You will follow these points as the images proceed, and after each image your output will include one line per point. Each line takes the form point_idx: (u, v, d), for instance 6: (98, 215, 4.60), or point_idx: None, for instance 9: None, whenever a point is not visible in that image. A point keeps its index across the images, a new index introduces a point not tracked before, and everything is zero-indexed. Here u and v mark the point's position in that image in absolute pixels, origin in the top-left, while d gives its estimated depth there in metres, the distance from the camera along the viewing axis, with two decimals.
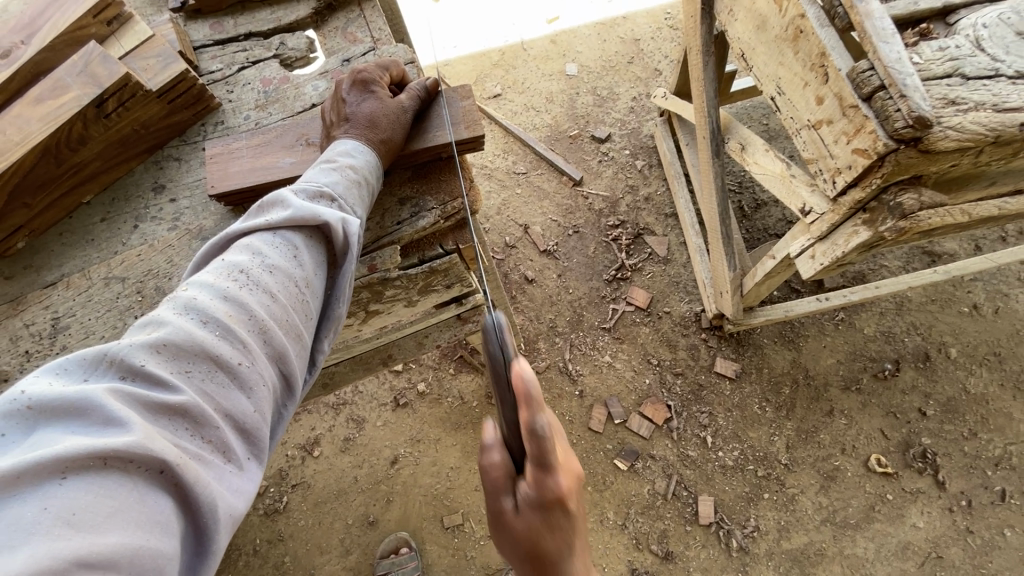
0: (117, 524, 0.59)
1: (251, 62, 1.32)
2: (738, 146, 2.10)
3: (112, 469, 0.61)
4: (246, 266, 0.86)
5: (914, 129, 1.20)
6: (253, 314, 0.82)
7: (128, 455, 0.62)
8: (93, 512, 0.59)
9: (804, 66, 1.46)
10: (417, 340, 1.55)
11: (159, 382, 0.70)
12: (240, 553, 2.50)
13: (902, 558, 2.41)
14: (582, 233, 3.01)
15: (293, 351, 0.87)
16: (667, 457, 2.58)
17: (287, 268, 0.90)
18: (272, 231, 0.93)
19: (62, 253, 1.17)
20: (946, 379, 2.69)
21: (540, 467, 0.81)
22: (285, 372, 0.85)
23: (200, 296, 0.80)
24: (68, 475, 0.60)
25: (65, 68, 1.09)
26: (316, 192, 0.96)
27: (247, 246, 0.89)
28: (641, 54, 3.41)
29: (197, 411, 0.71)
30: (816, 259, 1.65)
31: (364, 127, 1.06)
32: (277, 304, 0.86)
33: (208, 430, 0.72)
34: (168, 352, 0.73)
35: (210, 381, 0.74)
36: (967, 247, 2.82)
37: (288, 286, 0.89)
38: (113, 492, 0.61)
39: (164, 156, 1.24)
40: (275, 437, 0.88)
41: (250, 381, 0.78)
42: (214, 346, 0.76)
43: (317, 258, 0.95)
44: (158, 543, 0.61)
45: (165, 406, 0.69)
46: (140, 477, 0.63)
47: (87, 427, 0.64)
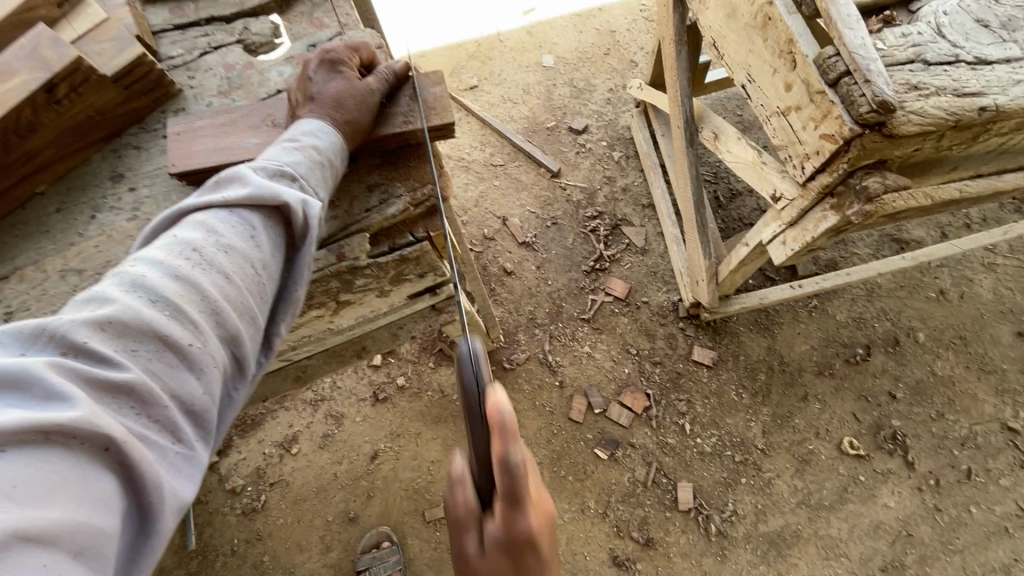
0: (59, 499, 0.60)
1: (212, 48, 1.28)
2: (711, 135, 2.12)
3: (53, 444, 0.61)
4: (199, 244, 0.84)
5: (878, 113, 1.23)
6: (204, 294, 0.81)
7: (71, 431, 0.62)
8: (33, 485, 0.59)
9: (773, 53, 1.47)
10: (391, 331, 1.53)
11: (103, 360, 0.69)
12: (217, 553, 2.45)
13: (874, 536, 2.48)
14: (560, 224, 3.02)
15: (246, 333, 0.86)
16: (646, 445, 2.61)
17: (243, 248, 0.88)
18: (229, 209, 0.91)
19: (14, 246, 1.12)
20: (915, 362, 2.77)
21: (511, 504, 0.76)
22: (238, 354, 0.84)
23: (148, 272, 0.78)
24: (6, 448, 0.59)
25: (12, 52, 1.03)
26: (275, 171, 0.94)
27: (201, 224, 0.87)
28: (617, 46, 3.42)
29: (145, 390, 0.71)
30: (787, 245, 1.67)
31: (330, 107, 1.04)
32: (231, 284, 0.84)
33: (155, 409, 0.72)
34: (113, 329, 0.72)
35: (157, 360, 0.73)
36: (933, 234, 2.90)
37: (243, 266, 0.87)
38: (54, 467, 0.61)
39: (122, 144, 1.20)
40: (224, 420, 0.86)
41: (201, 362, 0.78)
42: (164, 326, 0.75)
43: (276, 239, 0.93)
44: (100, 520, 0.62)
45: (109, 384, 0.68)
46: (82, 454, 0.63)
47: (26, 399, 0.63)
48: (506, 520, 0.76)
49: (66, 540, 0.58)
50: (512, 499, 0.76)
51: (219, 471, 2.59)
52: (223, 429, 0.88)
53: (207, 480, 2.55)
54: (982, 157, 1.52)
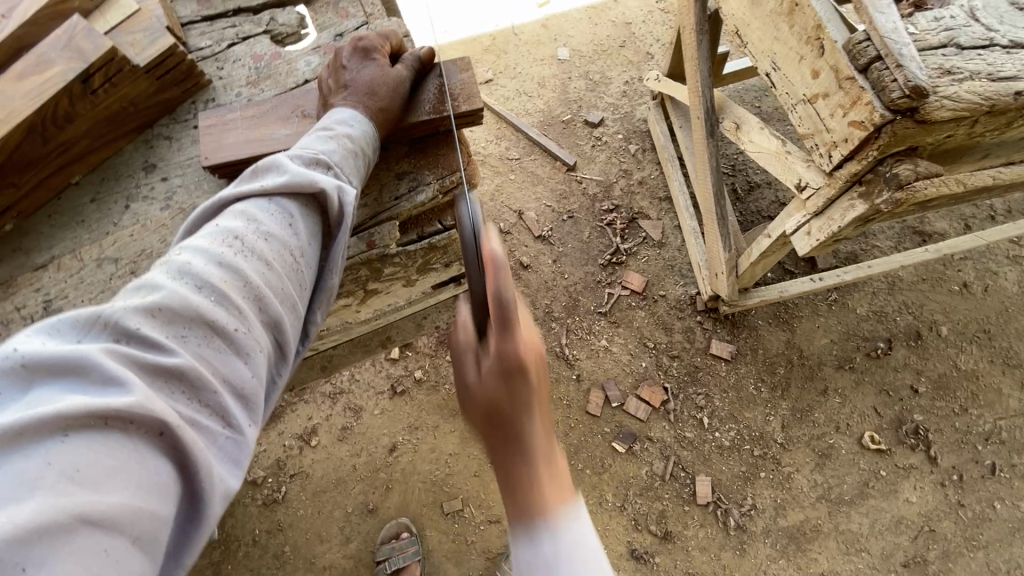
0: (120, 483, 0.62)
1: (240, 39, 1.29)
2: (733, 125, 2.09)
3: (112, 429, 0.63)
4: (240, 232, 0.86)
5: (911, 99, 1.21)
6: (248, 281, 0.82)
7: (128, 416, 0.64)
8: (95, 470, 0.61)
9: (800, 41, 1.45)
10: (415, 321, 1.54)
11: (155, 345, 0.71)
12: (239, 544, 2.49)
13: (896, 532, 2.45)
14: (577, 218, 3.01)
15: (288, 320, 0.87)
16: (664, 438, 2.60)
17: (281, 235, 0.89)
18: (267, 197, 0.92)
19: (51, 235, 1.14)
20: (937, 356, 2.73)
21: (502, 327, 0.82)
22: (280, 340, 0.86)
23: (192, 261, 0.80)
24: (69, 433, 0.61)
25: (49, 43, 1.05)
26: (312, 159, 0.95)
27: (241, 212, 0.88)
28: (633, 38, 3.40)
29: (194, 375, 0.72)
30: (812, 235, 1.66)
31: (363, 95, 1.05)
32: (272, 271, 0.86)
33: (204, 394, 0.73)
34: (162, 316, 0.73)
35: (205, 347, 0.75)
36: (956, 226, 2.86)
37: (283, 253, 0.88)
38: (114, 451, 0.63)
39: (155, 134, 1.21)
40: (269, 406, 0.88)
41: (247, 348, 0.79)
42: (209, 312, 0.76)
43: (312, 228, 0.94)
44: (156, 506, 0.64)
45: (161, 370, 0.70)
46: (139, 438, 0.65)
47: (86, 385, 0.65)
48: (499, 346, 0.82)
49: (127, 525, 0.60)
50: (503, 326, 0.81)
51: None
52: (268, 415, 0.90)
53: None
54: (1015, 143, 1.49)
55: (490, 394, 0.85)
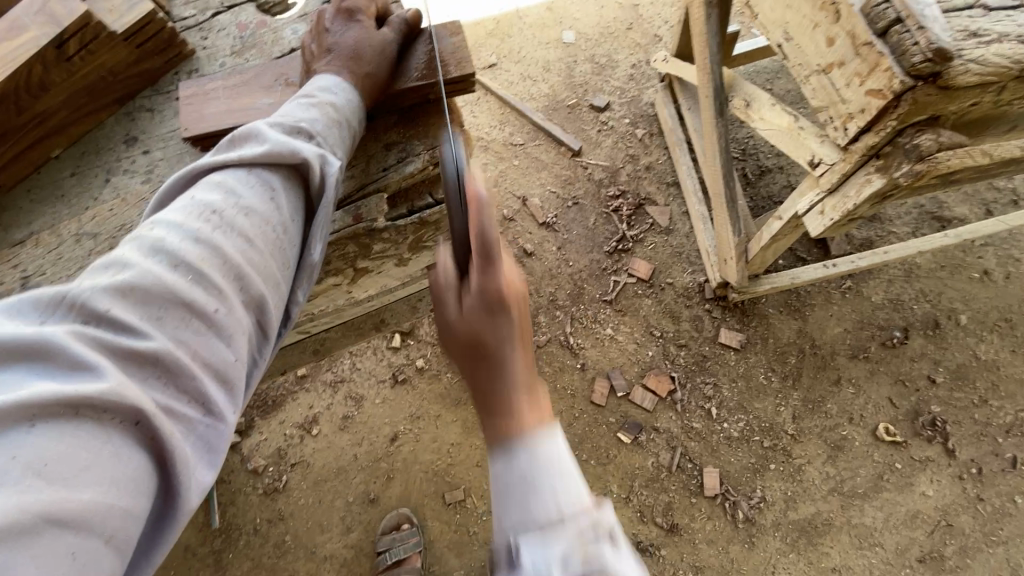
0: (91, 479, 0.58)
1: (225, 7, 1.24)
2: (743, 103, 2.01)
3: (83, 419, 0.60)
4: (219, 206, 0.81)
5: (933, 63, 1.13)
6: (228, 260, 0.77)
7: (101, 405, 0.60)
8: (65, 464, 0.57)
9: (813, 7, 1.37)
10: (410, 304, 1.49)
11: (126, 328, 0.66)
12: (240, 532, 2.47)
13: (911, 526, 2.38)
14: (582, 204, 2.94)
15: (272, 300, 0.83)
16: (671, 429, 2.54)
17: (263, 211, 0.84)
18: (247, 168, 0.86)
19: (31, 211, 1.11)
20: (956, 346, 2.63)
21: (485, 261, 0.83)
22: (262, 321, 0.82)
23: (167, 237, 0.75)
24: (38, 422, 0.57)
25: (22, 8, 1.01)
26: (292, 128, 0.90)
27: (219, 184, 0.83)
28: (641, 20, 3.30)
29: (170, 358, 0.68)
30: (825, 215, 1.58)
31: (346, 59, 0.99)
32: (254, 249, 0.81)
33: (182, 379, 0.69)
34: (134, 296, 0.69)
35: (184, 329, 0.70)
36: (977, 211, 2.75)
37: (266, 230, 0.83)
38: (85, 444, 0.59)
39: (137, 107, 1.17)
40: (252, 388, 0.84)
41: (228, 329, 0.75)
42: (186, 291, 0.72)
43: (295, 203, 0.90)
44: (129, 504, 0.61)
45: (135, 353, 0.65)
46: (112, 428, 0.61)
47: (52, 371, 0.61)
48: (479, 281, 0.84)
49: (97, 525, 0.57)
50: (484, 259, 0.83)
51: (241, 450, 2.60)
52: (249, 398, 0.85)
53: (229, 459, 2.57)
54: None
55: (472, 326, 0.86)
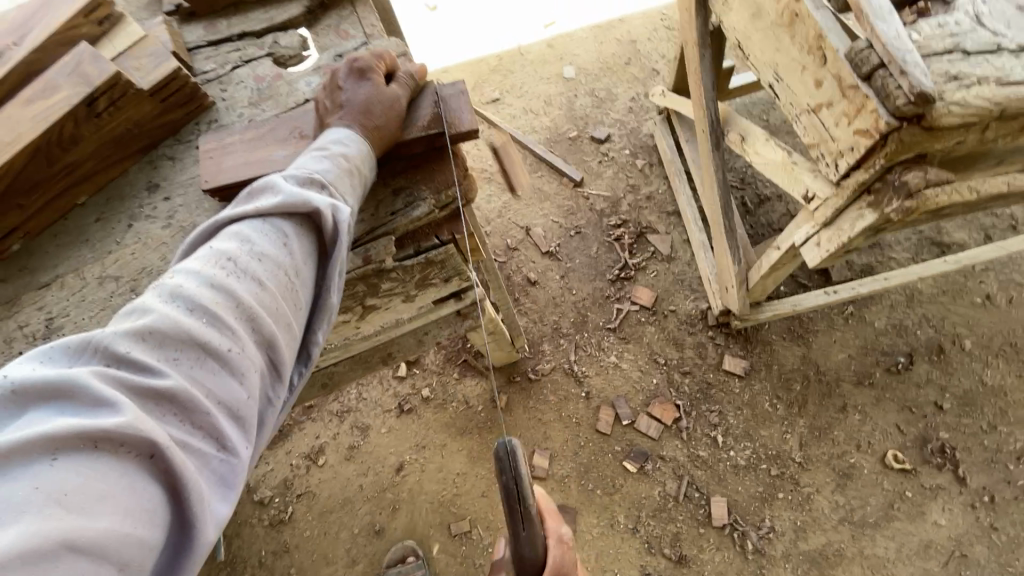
0: (106, 510, 0.62)
1: (244, 61, 1.32)
2: (738, 137, 2.08)
3: (101, 453, 0.64)
4: (234, 254, 0.86)
5: (916, 105, 1.18)
6: (241, 301, 0.82)
7: (118, 439, 0.65)
8: (84, 494, 0.62)
9: (802, 50, 1.44)
10: (416, 337, 1.53)
11: (144, 368, 0.72)
12: (245, 565, 2.47)
13: (925, 557, 2.34)
14: (584, 233, 2.99)
15: (283, 340, 0.87)
16: (677, 457, 2.53)
17: (276, 256, 0.89)
18: (262, 217, 0.92)
19: (56, 255, 1.16)
20: (962, 371, 2.63)
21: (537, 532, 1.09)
22: (274, 359, 0.86)
23: (186, 283, 0.81)
24: (59, 456, 0.62)
25: (56, 68, 1.09)
26: (306, 179, 0.95)
27: (236, 234, 0.89)
28: (638, 55, 3.41)
29: (183, 397, 0.72)
30: (821, 246, 1.62)
31: (359, 115, 1.06)
32: (267, 292, 0.86)
33: (195, 416, 0.73)
34: (153, 339, 0.74)
35: (197, 369, 0.75)
36: (976, 237, 2.78)
37: (278, 273, 0.88)
38: (102, 476, 0.63)
39: (158, 156, 1.23)
40: (267, 428, 0.87)
41: (240, 368, 0.79)
42: (200, 333, 0.77)
43: (308, 247, 0.94)
44: (144, 532, 0.64)
45: (150, 392, 0.70)
46: (128, 462, 0.65)
47: (74, 409, 0.66)
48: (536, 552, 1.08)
49: (112, 553, 0.61)
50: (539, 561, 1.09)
51: (247, 482, 2.61)
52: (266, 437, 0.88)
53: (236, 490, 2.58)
54: None
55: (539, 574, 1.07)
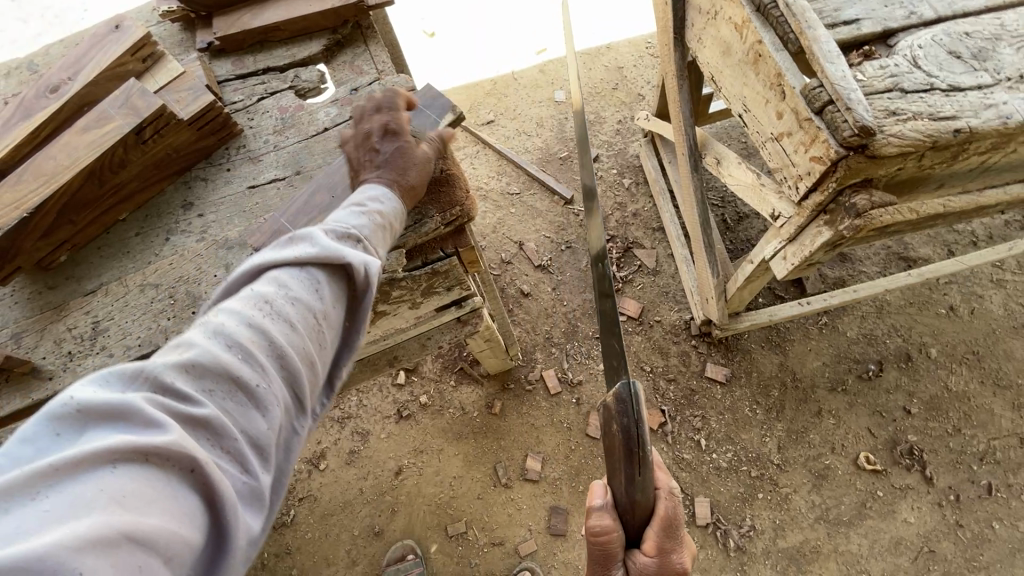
0: (157, 511, 0.68)
1: (268, 93, 1.48)
2: (715, 160, 2.26)
3: (152, 464, 0.70)
4: (271, 297, 0.96)
5: (860, 137, 1.36)
6: (274, 341, 0.92)
7: (168, 453, 0.72)
8: (138, 498, 0.67)
9: (765, 86, 1.62)
10: (420, 342, 1.67)
11: (186, 396, 0.79)
12: (248, 567, 2.56)
13: (896, 553, 2.48)
14: (575, 248, 3.16)
15: (304, 378, 0.97)
16: (662, 460, 2.68)
17: (308, 300, 1.00)
18: (298, 265, 1.03)
19: (100, 265, 1.30)
20: (928, 377, 2.80)
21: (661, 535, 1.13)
22: (296, 394, 0.95)
23: (228, 321, 0.90)
24: (117, 465, 0.68)
25: (108, 101, 1.24)
26: (343, 233, 1.08)
27: (274, 279, 1.00)
28: (625, 81, 3.63)
29: (218, 423, 0.80)
30: (787, 260, 1.79)
31: (395, 173, 1.20)
32: (295, 333, 0.96)
33: (226, 441, 0.81)
34: (195, 371, 0.82)
35: (231, 399, 0.84)
36: (939, 252, 2.98)
37: (307, 317, 0.99)
38: (154, 484, 0.69)
39: (192, 176, 1.38)
40: (282, 459, 0.94)
41: (267, 400, 0.88)
42: (238, 366, 0.86)
43: (334, 294, 1.06)
44: (186, 534, 0.69)
45: (190, 418, 0.78)
46: (173, 473, 0.72)
47: (129, 427, 0.72)
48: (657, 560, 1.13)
49: (161, 549, 0.66)
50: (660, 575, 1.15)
51: None
52: (281, 470, 0.95)
53: None
54: (966, 175, 1.63)
55: None
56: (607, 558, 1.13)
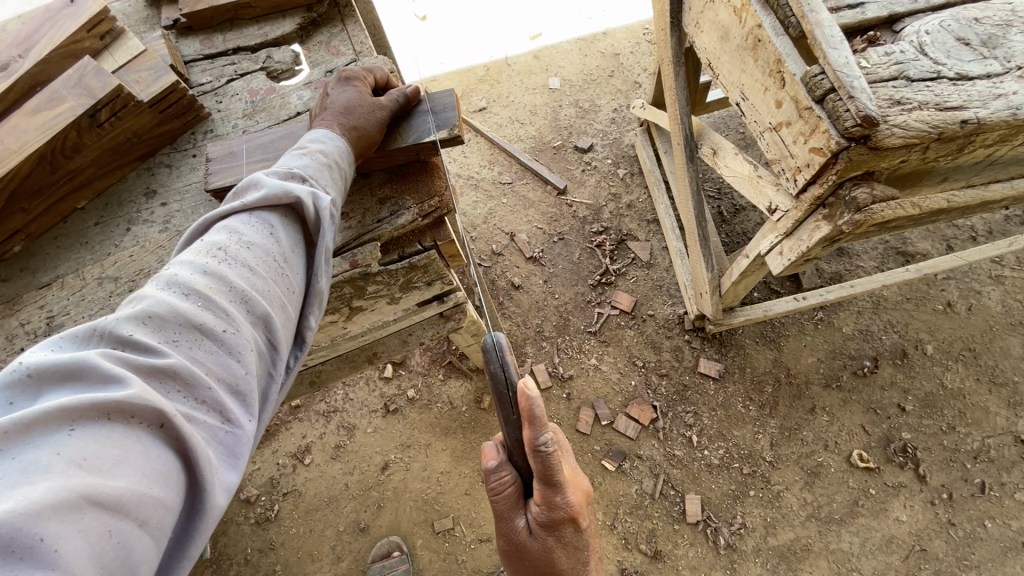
0: (126, 471, 0.66)
1: (239, 75, 1.39)
2: (711, 151, 2.19)
3: (115, 423, 0.68)
4: (226, 245, 0.93)
5: (863, 127, 1.29)
6: (234, 286, 0.88)
7: (128, 409, 0.69)
8: (102, 458, 0.65)
9: (764, 73, 1.55)
10: (401, 338, 1.61)
11: (146, 348, 0.76)
12: (231, 562, 2.51)
13: (887, 551, 2.45)
14: (567, 239, 3.09)
15: (278, 320, 0.93)
16: (654, 457, 2.63)
17: (265, 245, 0.96)
18: (249, 212, 0.99)
19: (56, 257, 1.22)
20: (924, 374, 2.76)
21: (550, 489, 1.09)
22: (271, 338, 0.91)
23: (183, 273, 0.87)
24: (76, 426, 0.66)
25: (61, 82, 1.16)
26: (287, 174, 1.03)
27: (227, 229, 0.96)
28: (621, 68, 3.53)
29: (186, 372, 0.77)
30: (784, 255, 1.73)
31: (339, 116, 1.15)
32: (257, 276, 0.92)
33: (198, 391, 0.77)
34: (153, 323, 0.79)
35: (196, 348, 0.80)
36: (938, 247, 2.93)
37: (268, 261, 0.95)
38: (118, 442, 0.67)
39: (156, 163, 1.30)
40: (266, 406, 0.92)
41: (236, 346, 0.84)
42: (197, 315, 0.82)
43: (294, 236, 1.02)
44: (160, 493, 0.68)
45: (154, 369, 0.74)
46: (140, 430, 0.69)
47: (87, 386, 0.70)
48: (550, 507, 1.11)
49: (132, 510, 0.65)
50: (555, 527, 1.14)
51: None
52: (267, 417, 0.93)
53: None
54: (971, 168, 1.56)
55: (545, 541, 1.16)
56: (504, 514, 1.17)
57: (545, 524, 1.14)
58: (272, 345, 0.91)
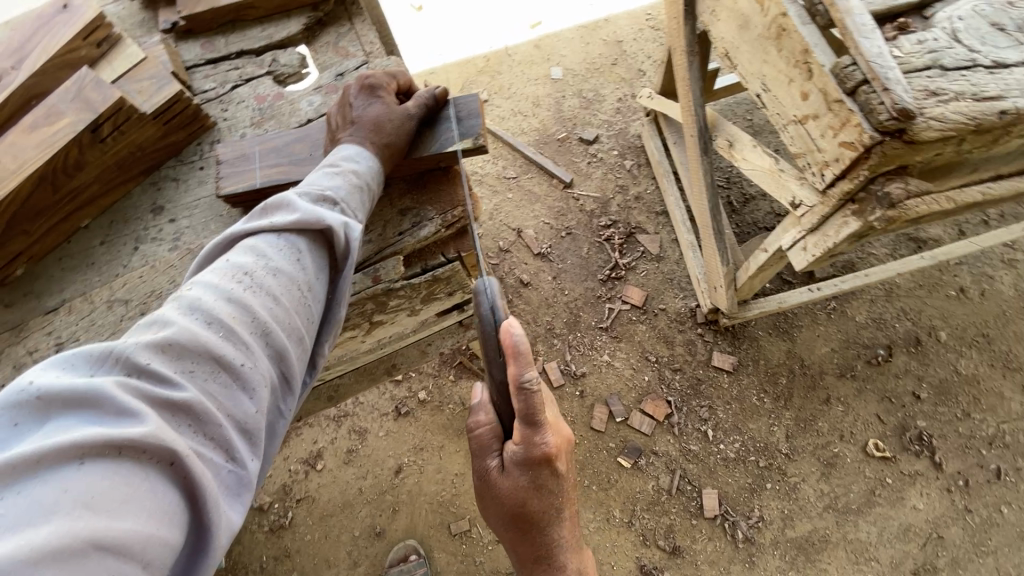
0: (132, 511, 0.61)
1: (244, 80, 1.34)
2: (726, 142, 2.14)
3: (125, 458, 0.63)
4: (250, 268, 0.88)
5: (898, 121, 1.23)
6: (256, 316, 0.83)
7: (140, 446, 0.64)
8: (109, 498, 0.60)
9: (788, 63, 1.49)
10: (420, 349, 1.57)
11: (164, 379, 0.71)
12: (247, 571, 2.48)
13: (905, 540, 2.45)
14: (575, 234, 3.04)
15: (294, 352, 0.88)
16: (669, 452, 2.61)
17: (290, 271, 0.91)
18: (276, 233, 0.95)
19: (62, 279, 1.17)
20: (937, 361, 2.75)
21: (528, 426, 0.98)
22: (285, 371, 0.86)
23: (204, 296, 0.81)
24: (85, 461, 0.61)
25: (58, 95, 1.09)
26: (319, 196, 0.99)
27: (252, 248, 0.91)
28: (625, 56, 3.45)
29: (200, 408, 0.72)
30: (808, 251, 1.68)
31: (370, 131, 1.11)
32: (279, 306, 0.87)
33: (209, 427, 0.73)
34: (172, 351, 0.73)
35: (213, 382, 0.75)
36: (950, 232, 2.90)
37: (292, 289, 0.90)
38: (128, 480, 0.62)
39: (161, 177, 1.25)
40: (272, 439, 0.88)
41: (252, 382, 0.79)
42: (218, 346, 0.77)
43: (320, 262, 0.97)
44: (166, 533, 0.63)
45: (168, 402, 0.70)
46: (150, 468, 0.64)
47: (99, 417, 0.64)
48: (525, 440, 1.00)
49: (137, 552, 0.60)
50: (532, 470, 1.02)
51: None
52: (270, 449, 0.89)
53: None
54: (1002, 158, 1.52)
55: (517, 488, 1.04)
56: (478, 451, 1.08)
57: (520, 463, 1.03)
58: (286, 380, 0.86)
